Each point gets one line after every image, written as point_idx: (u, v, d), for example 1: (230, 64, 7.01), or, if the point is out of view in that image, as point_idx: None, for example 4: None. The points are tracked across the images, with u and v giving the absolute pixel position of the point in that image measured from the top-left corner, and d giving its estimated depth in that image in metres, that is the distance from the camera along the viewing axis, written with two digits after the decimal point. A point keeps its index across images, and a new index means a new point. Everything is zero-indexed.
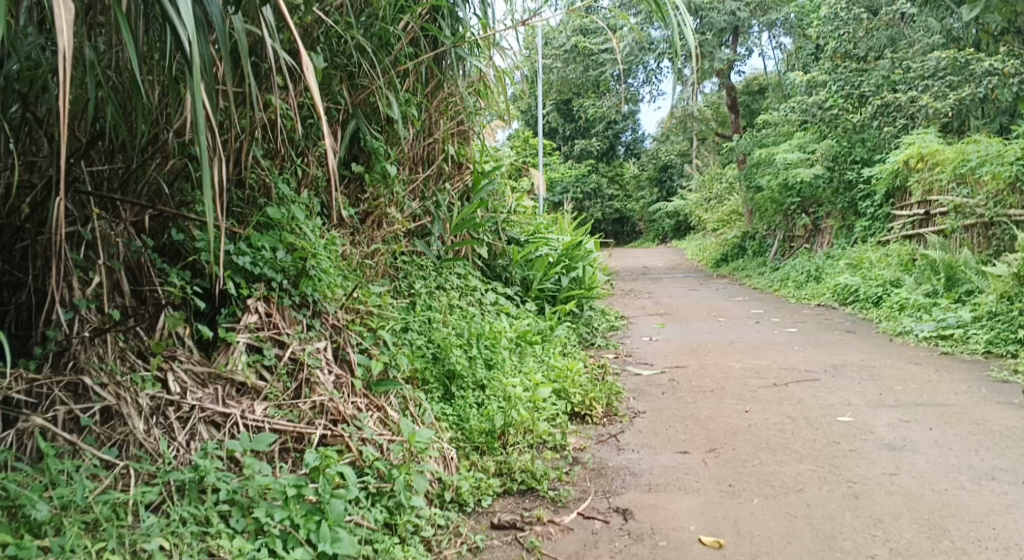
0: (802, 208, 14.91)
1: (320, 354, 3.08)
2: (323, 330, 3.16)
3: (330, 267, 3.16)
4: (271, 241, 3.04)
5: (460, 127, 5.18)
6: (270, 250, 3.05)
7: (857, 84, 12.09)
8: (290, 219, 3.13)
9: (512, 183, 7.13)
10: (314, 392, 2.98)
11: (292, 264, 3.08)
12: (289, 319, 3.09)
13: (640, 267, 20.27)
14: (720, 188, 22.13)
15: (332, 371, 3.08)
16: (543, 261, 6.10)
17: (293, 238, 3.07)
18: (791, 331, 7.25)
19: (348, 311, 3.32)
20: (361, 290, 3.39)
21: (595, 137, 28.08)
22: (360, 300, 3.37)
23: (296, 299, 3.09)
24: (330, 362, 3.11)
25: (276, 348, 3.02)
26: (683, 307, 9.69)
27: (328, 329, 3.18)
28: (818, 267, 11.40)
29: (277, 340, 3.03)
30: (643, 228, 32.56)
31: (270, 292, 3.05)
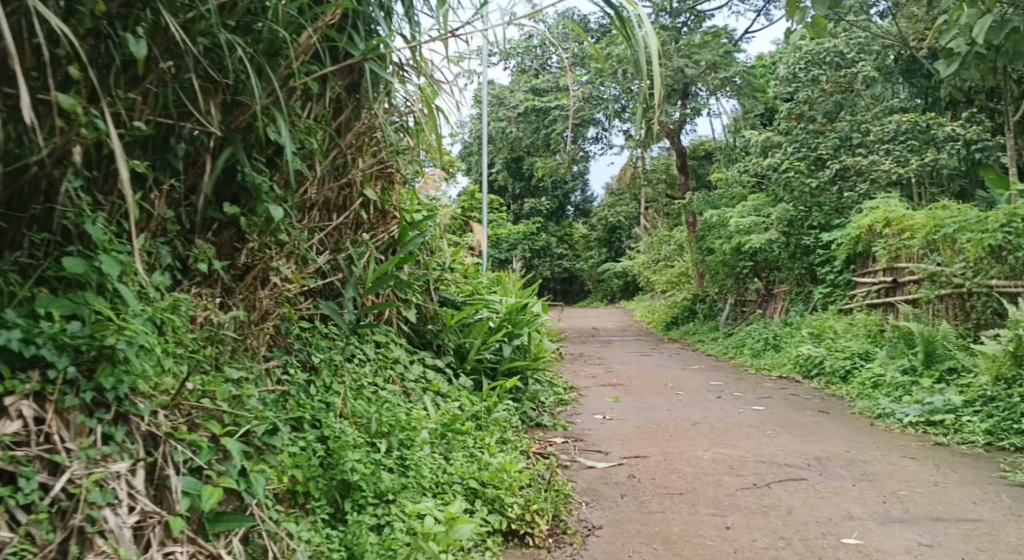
0: (755, 272, 14.37)
1: (116, 484, 2.32)
2: (129, 444, 2.41)
3: (145, 349, 2.43)
4: (61, 310, 2.35)
5: (384, 168, 4.47)
6: (57, 322, 2.35)
7: (814, 146, 11.20)
8: (100, 276, 2.45)
9: (449, 237, 6.32)
10: (90, 549, 2.22)
11: (86, 344, 2.35)
12: (75, 428, 2.35)
13: (588, 329, 19.57)
14: (670, 250, 21.70)
15: (136, 508, 2.31)
16: (482, 325, 5.24)
17: (98, 305, 2.38)
18: (758, 409, 6.48)
19: (182, 409, 2.55)
20: (204, 380, 2.65)
21: (545, 196, 27.56)
22: (202, 394, 2.60)
23: (87, 399, 2.35)
24: (137, 493, 2.35)
25: (47, 473, 2.27)
26: (635, 376, 8.90)
27: (139, 440, 2.43)
28: (776, 334, 10.74)
29: (51, 462, 2.29)
30: (592, 288, 32.05)
31: (45, 386, 2.32)
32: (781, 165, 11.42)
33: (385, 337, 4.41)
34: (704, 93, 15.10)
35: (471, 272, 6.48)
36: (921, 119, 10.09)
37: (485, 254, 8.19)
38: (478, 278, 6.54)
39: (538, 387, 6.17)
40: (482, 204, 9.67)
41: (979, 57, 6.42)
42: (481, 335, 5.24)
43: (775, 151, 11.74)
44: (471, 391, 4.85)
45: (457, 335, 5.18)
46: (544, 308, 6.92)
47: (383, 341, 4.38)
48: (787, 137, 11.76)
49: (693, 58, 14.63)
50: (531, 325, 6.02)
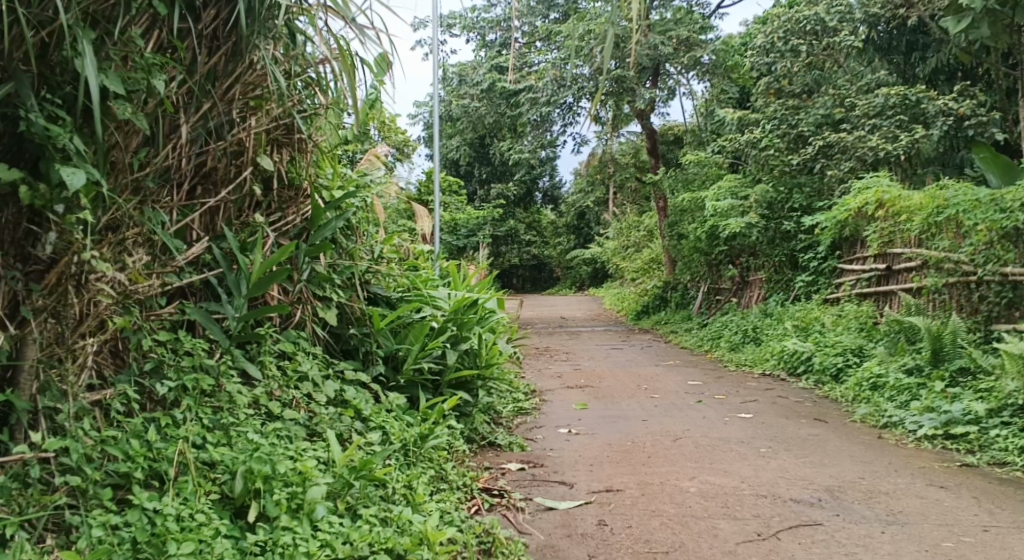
0: (730, 258, 13.62)
1: None
2: None
3: None
4: None
5: (282, 129, 3.63)
6: None
7: (795, 123, 10.31)
8: None
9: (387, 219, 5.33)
10: None
11: None
12: None
13: (555, 318, 18.76)
14: (639, 236, 21.01)
15: None
16: (421, 327, 4.31)
17: None
18: (746, 418, 5.63)
19: None
20: None
21: (512, 181, 26.73)
22: None
23: None
24: None
25: None
26: (605, 376, 8.04)
27: None
28: (755, 325, 9.94)
29: None
30: (561, 274, 31.40)
31: None
32: (760, 142, 10.57)
33: (288, 347, 3.53)
34: (676, 69, 14.22)
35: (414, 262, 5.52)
36: (910, 92, 9.21)
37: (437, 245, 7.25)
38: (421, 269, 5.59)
39: (492, 400, 5.24)
40: (434, 186, 8.75)
41: (994, 13, 5.59)
42: (418, 339, 4.30)
43: (751, 129, 10.82)
44: (404, 410, 3.95)
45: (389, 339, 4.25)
46: (504, 302, 5.99)
47: (287, 354, 3.54)
48: (763, 115, 10.77)
49: (666, 34, 13.76)
50: (483, 326, 5.08)
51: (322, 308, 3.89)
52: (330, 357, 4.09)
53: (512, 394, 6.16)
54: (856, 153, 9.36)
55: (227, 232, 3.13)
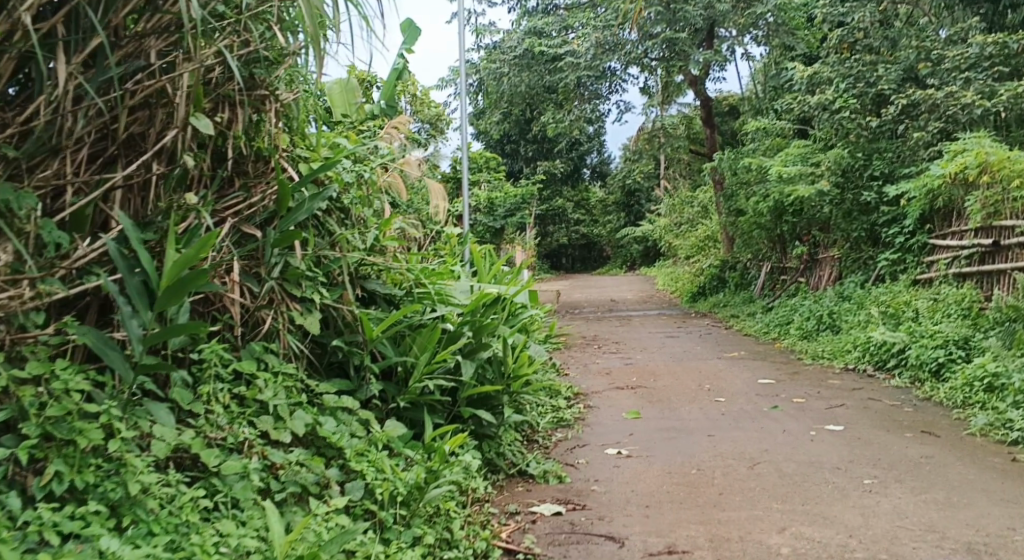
0: (797, 234, 12.72)
1: None
2: None
3: None
4: None
5: (226, 77, 2.80)
6: None
7: (872, 81, 9.23)
8: None
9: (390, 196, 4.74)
10: None
11: None
12: None
13: (606, 301, 17.86)
14: (693, 212, 20.10)
15: None
16: (430, 331, 3.44)
17: None
18: (834, 431, 4.66)
19: None
20: None
21: (559, 159, 25.78)
22: None
23: None
24: None
25: None
26: (660, 373, 7.09)
27: None
28: (831, 309, 8.90)
29: None
30: (611, 253, 30.43)
31: None
32: (833, 103, 9.32)
33: (247, 369, 2.72)
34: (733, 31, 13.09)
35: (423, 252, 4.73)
36: (1010, 38, 8.01)
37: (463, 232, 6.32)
38: (433, 258, 4.69)
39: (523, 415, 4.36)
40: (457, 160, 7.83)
41: None
42: (428, 347, 3.43)
43: (822, 89, 9.64)
44: (404, 443, 3.10)
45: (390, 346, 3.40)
46: (538, 295, 5.10)
47: (247, 377, 2.72)
48: (836, 73, 9.58)
49: None
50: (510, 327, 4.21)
51: (297, 314, 3.08)
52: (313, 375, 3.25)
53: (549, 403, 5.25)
54: (947, 111, 8.18)
55: (120, 216, 2.32)
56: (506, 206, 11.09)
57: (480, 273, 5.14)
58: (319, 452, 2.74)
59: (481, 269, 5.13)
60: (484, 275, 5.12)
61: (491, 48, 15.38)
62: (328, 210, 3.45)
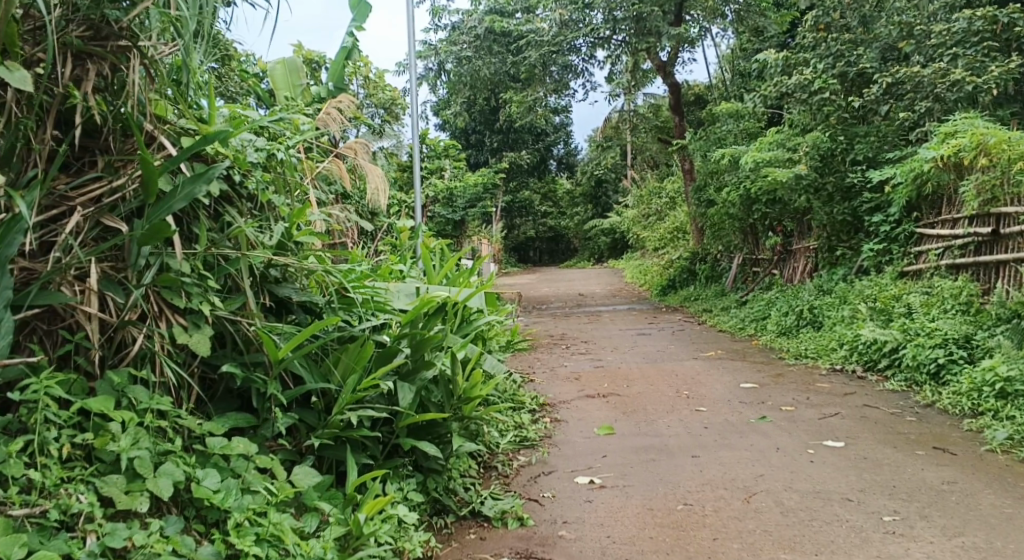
0: (771, 224, 12.23)
1: None
2: None
3: None
4: None
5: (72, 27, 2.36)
6: None
7: (853, 60, 8.68)
8: None
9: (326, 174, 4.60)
10: None
11: None
12: None
13: (574, 294, 17.35)
14: (662, 203, 19.76)
15: None
16: (362, 347, 2.83)
17: None
18: (834, 448, 4.08)
19: None
20: None
21: (524, 149, 25.19)
22: None
23: None
24: None
25: None
26: (632, 377, 6.50)
27: None
28: (812, 304, 8.40)
29: None
30: (578, 245, 29.96)
31: None
32: (812, 84, 8.76)
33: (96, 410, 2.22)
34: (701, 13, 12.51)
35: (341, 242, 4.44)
36: (1000, 11, 7.50)
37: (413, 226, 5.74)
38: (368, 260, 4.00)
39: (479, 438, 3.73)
40: (404, 143, 7.12)
41: None
42: (359, 365, 2.82)
43: (800, 70, 9.07)
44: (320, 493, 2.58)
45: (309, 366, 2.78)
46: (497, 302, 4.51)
47: (97, 419, 2.24)
48: (814, 53, 9.01)
49: None
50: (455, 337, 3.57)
51: (177, 332, 2.45)
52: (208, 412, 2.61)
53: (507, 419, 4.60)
54: (934, 90, 7.66)
55: None
56: (466, 197, 10.42)
57: (426, 272, 4.45)
58: (198, 516, 2.29)
59: (429, 263, 4.43)
60: (433, 273, 4.44)
61: (451, 30, 14.63)
62: (227, 201, 2.81)
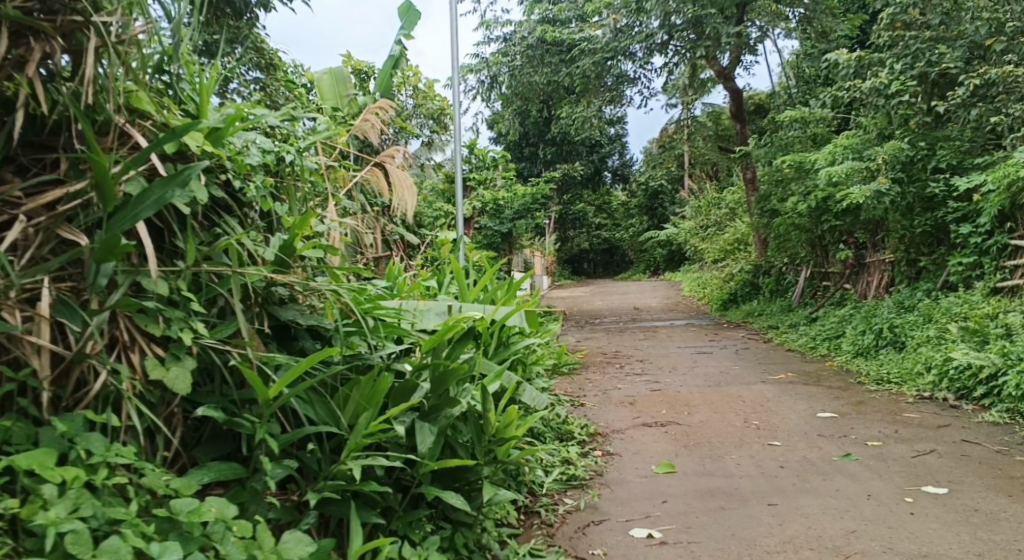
0: (842, 236, 11.57)
1: None
2: None
3: None
4: None
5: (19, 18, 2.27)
6: None
7: (933, 59, 8.01)
8: None
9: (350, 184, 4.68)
10: None
11: None
12: None
13: (629, 308, 16.85)
14: (721, 214, 19.19)
15: None
16: (375, 380, 2.48)
17: None
18: (935, 495, 3.56)
19: None
20: None
21: (579, 161, 24.74)
22: None
23: None
24: None
25: None
26: (694, 403, 6.00)
27: None
28: (891, 323, 7.78)
29: None
30: (633, 257, 29.40)
31: None
32: (888, 87, 8.11)
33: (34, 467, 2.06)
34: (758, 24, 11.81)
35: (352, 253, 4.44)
36: None
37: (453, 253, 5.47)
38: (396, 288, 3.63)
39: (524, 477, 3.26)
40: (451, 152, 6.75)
41: None
42: (371, 403, 2.47)
43: (874, 72, 8.41)
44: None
45: (314, 405, 2.44)
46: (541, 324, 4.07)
47: (31, 478, 2.08)
48: (889, 52, 8.36)
49: None
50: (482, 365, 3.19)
51: (147, 365, 2.27)
52: (192, 459, 2.43)
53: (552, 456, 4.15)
54: None
55: None
56: (516, 208, 9.97)
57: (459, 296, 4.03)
58: None
59: (460, 279, 4.00)
60: (467, 293, 4.02)
61: (503, 40, 14.22)
62: (211, 210, 2.54)
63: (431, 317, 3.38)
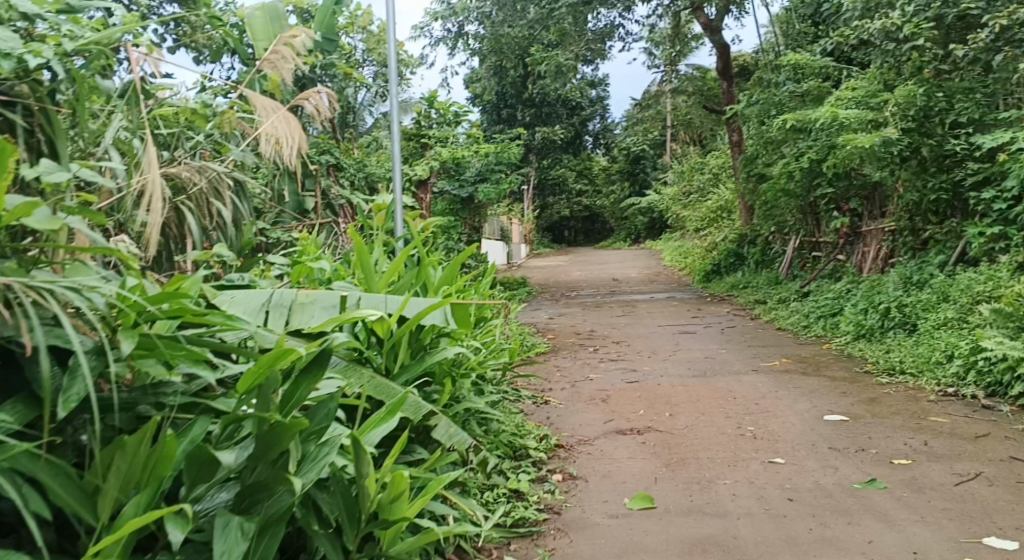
0: (836, 204, 10.68)
1: None
2: None
3: None
4: None
5: None
6: None
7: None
8: None
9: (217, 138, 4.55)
10: None
11: None
12: None
13: (608, 279, 15.97)
14: (705, 180, 18.33)
15: None
16: (153, 451, 2.15)
17: None
18: (1001, 550, 2.73)
19: None
20: None
21: (558, 124, 23.66)
22: None
23: None
24: None
25: None
26: (676, 399, 5.15)
27: None
28: (898, 300, 6.94)
29: None
30: (614, 225, 28.52)
31: None
32: (900, 30, 7.13)
33: None
34: None
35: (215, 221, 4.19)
36: None
37: (396, 214, 4.83)
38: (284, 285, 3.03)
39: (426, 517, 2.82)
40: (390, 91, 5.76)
41: None
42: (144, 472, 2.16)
43: (882, 13, 7.40)
44: None
45: (61, 480, 2.13)
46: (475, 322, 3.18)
47: None
48: None
49: None
50: (366, 378, 2.77)
51: None
52: None
53: (489, 489, 3.26)
54: None
55: None
56: (478, 168, 8.99)
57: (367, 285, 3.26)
58: None
59: (372, 260, 3.21)
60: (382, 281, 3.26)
61: None
62: None
63: (313, 315, 2.66)
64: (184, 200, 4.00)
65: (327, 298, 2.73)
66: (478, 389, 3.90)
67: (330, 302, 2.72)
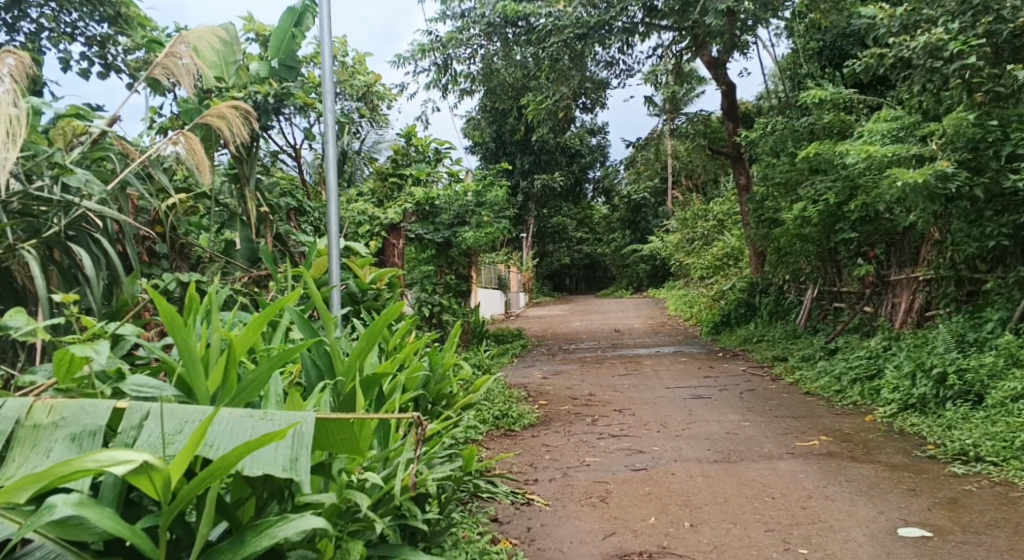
0: (860, 250, 9.59)
1: None
2: None
3: None
4: None
5: None
6: None
7: (1006, 13, 6.01)
8: None
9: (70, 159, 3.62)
10: None
11: None
12: None
13: (610, 330, 14.87)
14: (710, 227, 17.33)
15: None
16: None
17: None
18: None
19: None
20: None
21: (558, 171, 22.71)
22: None
23: None
24: None
25: None
26: (696, 499, 3.99)
27: None
28: (955, 363, 5.84)
29: None
30: (616, 273, 27.54)
31: None
32: (946, 48, 6.10)
33: None
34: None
35: (72, 269, 3.44)
36: None
37: (333, 262, 3.84)
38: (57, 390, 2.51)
39: None
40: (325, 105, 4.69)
41: None
42: None
43: (922, 30, 6.36)
44: None
45: None
46: (350, 437, 2.36)
47: None
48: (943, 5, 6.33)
49: None
50: None
51: None
52: None
53: None
54: None
55: None
56: (457, 211, 7.93)
57: (195, 389, 2.54)
58: None
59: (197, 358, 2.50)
60: (214, 377, 2.55)
61: (460, 17, 12.03)
62: None
63: (43, 457, 2.24)
64: (33, 245, 3.27)
65: (83, 420, 2.30)
66: (404, 517, 2.85)
67: (86, 427, 2.29)
